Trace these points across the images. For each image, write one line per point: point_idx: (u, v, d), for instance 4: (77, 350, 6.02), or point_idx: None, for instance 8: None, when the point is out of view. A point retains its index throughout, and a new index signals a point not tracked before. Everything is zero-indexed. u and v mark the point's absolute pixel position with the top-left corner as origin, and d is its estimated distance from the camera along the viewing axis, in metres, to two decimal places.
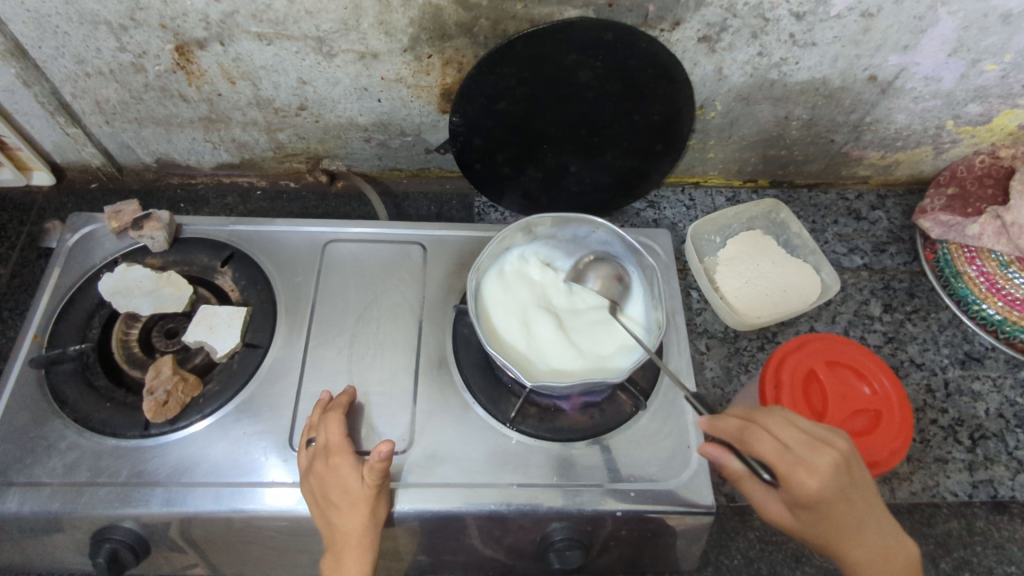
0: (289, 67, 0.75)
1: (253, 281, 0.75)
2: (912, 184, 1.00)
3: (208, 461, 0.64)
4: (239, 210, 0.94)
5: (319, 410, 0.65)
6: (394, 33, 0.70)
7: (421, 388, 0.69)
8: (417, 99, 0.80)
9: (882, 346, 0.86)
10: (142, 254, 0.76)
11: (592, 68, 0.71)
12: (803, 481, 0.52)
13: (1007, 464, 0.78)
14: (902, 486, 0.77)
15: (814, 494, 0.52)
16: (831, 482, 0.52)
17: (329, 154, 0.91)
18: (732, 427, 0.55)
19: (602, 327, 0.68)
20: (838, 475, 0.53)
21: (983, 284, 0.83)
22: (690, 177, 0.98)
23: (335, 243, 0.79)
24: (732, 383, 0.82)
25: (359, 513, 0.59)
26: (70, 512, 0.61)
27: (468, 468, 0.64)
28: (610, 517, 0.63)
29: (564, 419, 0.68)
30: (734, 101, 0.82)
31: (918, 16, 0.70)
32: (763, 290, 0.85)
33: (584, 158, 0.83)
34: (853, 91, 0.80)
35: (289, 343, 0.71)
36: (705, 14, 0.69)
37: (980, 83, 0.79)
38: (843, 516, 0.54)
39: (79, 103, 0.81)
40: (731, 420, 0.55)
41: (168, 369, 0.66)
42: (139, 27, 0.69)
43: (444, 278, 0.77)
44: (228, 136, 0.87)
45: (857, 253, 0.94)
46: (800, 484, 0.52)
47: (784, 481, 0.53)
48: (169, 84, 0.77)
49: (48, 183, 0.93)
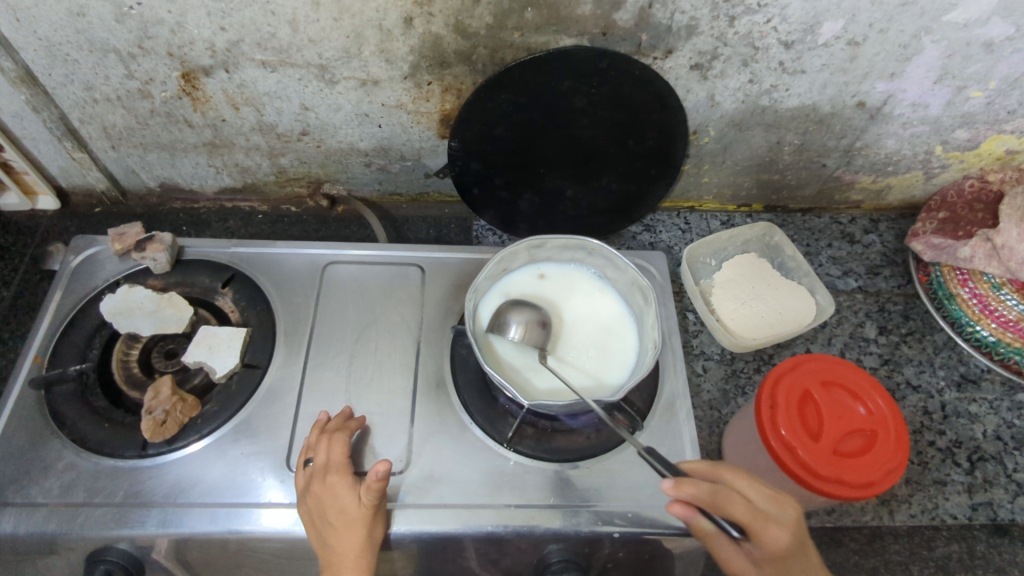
0: (292, 93, 0.77)
1: (253, 302, 0.75)
2: (904, 209, 1.01)
3: (205, 481, 0.64)
4: (241, 233, 0.95)
5: (317, 431, 0.65)
6: (395, 61, 0.72)
7: (419, 408, 0.69)
8: (417, 125, 0.82)
9: (878, 368, 0.86)
10: (144, 276, 0.77)
11: (587, 95, 0.73)
12: (772, 535, 0.55)
13: (1006, 487, 0.78)
14: (901, 509, 0.76)
15: (782, 548, 0.55)
16: (794, 538, 0.56)
17: (330, 178, 0.93)
18: (707, 491, 0.56)
19: (600, 333, 0.70)
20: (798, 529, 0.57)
21: (976, 305, 0.84)
22: (685, 202, 1.00)
23: (335, 265, 0.80)
24: (729, 406, 0.82)
25: (356, 534, 0.58)
26: (66, 533, 0.61)
27: (465, 489, 0.64)
28: (608, 539, 0.63)
29: (561, 439, 0.68)
30: (727, 127, 0.84)
31: (903, 44, 0.72)
32: (758, 311, 0.86)
33: (581, 183, 0.85)
34: (842, 117, 0.82)
35: (287, 364, 0.72)
36: (696, 43, 0.71)
37: (966, 110, 0.81)
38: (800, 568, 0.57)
39: (86, 128, 0.82)
40: (702, 484, 0.57)
41: (167, 390, 0.66)
42: (147, 55, 0.71)
43: (443, 299, 0.78)
44: (231, 162, 0.89)
45: (851, 276, 0.95)
46: (769, 539, 0.55)
47: (754, 538, 0.55)
48: (175, 110, 0.79)
49: (53, 208, 0.94)
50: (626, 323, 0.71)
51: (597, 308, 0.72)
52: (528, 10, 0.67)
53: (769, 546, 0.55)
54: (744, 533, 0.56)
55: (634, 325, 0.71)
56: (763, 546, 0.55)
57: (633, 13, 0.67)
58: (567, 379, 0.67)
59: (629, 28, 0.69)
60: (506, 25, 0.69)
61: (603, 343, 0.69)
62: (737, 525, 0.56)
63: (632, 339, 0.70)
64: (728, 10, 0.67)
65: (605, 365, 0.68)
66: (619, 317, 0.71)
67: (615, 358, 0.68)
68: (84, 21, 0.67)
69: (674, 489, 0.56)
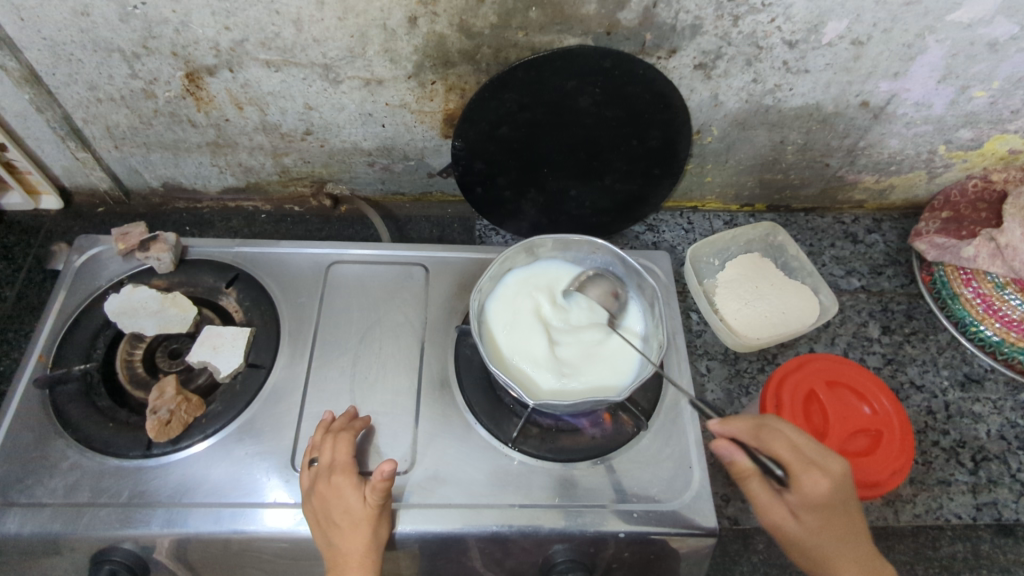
0: (296, 93, 0.77)
1: (257, 302, 0.75)
2: (907, 208, 1.01)
3: (210, 481, 0.64)
4: (244, 233, 0.95)
5: (322, 431, 0.65)
6: (399, 60, 0.72)
7: (423, 408, 0.69)
8: (420, 124, 0.82)
9: (882, 367, 0.86)
10: (147, 276, 0.77)
11: (592, 95, 0.73)
12: (812, 480, 0.56)
13: (1010, 486, 0.78)
14: (906, 509, 0.76)
15: (821, 496, 0.55)
16: (837, 491, 0.56)
17: (333, 178, 0.93)
18: (752, 425, 0.59)
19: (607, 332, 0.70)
20: (843, 484, 0.57)
21: (980, 306, 0.84)
22: (688, 201, 0.99)
23: (339, 265, 0.80)
24: (733, 406, 0.82)
25: (362, 533, 0.58)
26: (70, 534, 0.61)
27: (470, 489, 0.64)
28: (613, 539, 0.63)
29: (565, 439, 0.68)
30: (730, 126, 0.84)
31: (907, 44, 0.72)
32: (762, 311, 0.86)
33: (585, 182, 0.85)
34: (846, 117, 0.82)
35: (291, 364, 0.72)
36: (700, 43, 0.71)
37: (970, 109, 0.81)
38: (842, 526, 0.57)
39: (89, 128, 0.82)
40: (745, 421, 0.59)
41: (172, 389, 0.66)
42: (151, 55, 0.71)
43: (446, 298, 0.78)
44: (234, 161, 0.89)
45: (854, 276, 0.95)
46: (809, 485, 0.56)
47: (794, 480, 0.56)
48: (178, 110, 0.79)
49: (56, 208, 0.94)
50: (632, 320, 0.71)
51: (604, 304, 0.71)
52: (533, 9, 0.67)
53: (809, 493, 0.56)
54: (786, 474, 0.57)
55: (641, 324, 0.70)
56: (802, 491, 0.56)
57: (637, 12, 0.67)
58: (572, 378, 0.66)
59: (633, 27, 0.69)
60: (510, 24, 0.69)
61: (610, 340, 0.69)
62: (779, 464, 0.57)
63: (639, 336, 0.70)
64: (733, 10, 0.67)
65: (614, 362, 0.67)
66: (625, 314, 0.71)
67: (623, 354, 0.68)
68: (88, 21, 0.67)
69: (719, 424, 0.59)
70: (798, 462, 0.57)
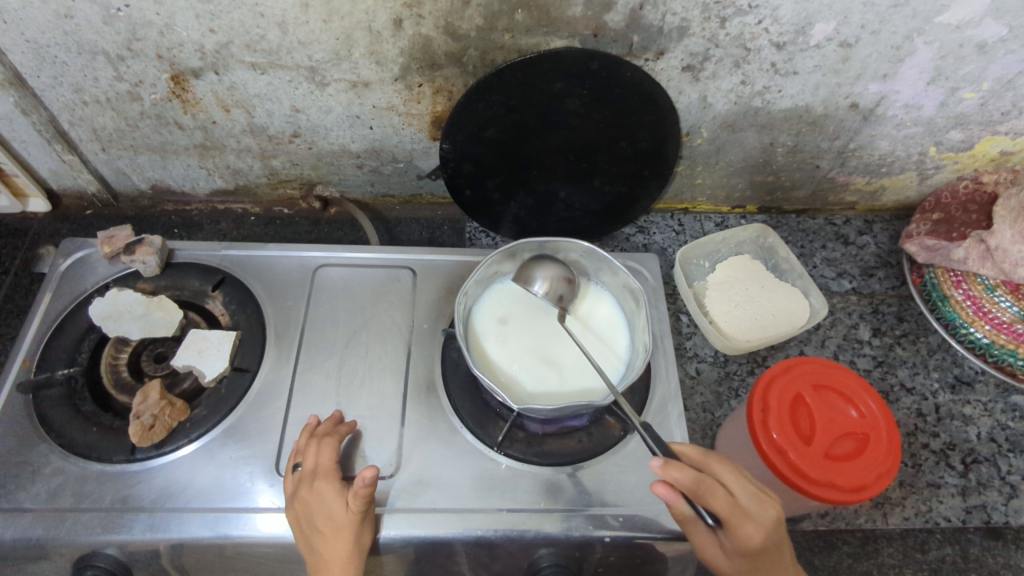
0: (283, 95, 0.76)
1: (243, 305, 0.75)
2: (898, 210, 1.01)
3: (195, 485, 0.63)
4: (233, 236, 0.94)
5: (306, 435, 0.65)
6: (385, 62, 0.72)
7: (409, 411, 0.69)
8: (408, 126, 0.82)
9: (872, 370, 0.86)
10: (133, 279, 0.77)
11: (579, 97, 0.73)
12: (747, 532, 0.55)
13: (1000, 489, 0.77)
14: (895, 512, 0.75)
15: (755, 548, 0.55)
16: (772, 535, 0.56)
17: (322, 180, 0.93)
18: (691, 478, 0.56)
19: (592, 335, 0.70)
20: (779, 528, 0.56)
21: (970, 308, 0.84)
22: (679, 204, 0.99)
23: (326, 268, 0.79)
24: (722, 408, 0.81)
25: (343, 539, 0.58)
26: (53, 539, 0.61)
27: (456, 493, 0.64)
28: (599, 543, 0.63)
29: (551, 443, 0.67)
30: (719, 128, 0.84)
31: (895, 46, 0.71)
32: (751, 314, 0.85)
33: (573, 184, 0.84)
34: (836, 119, 0.82)
35: (277, 368, 0.71)
36: (688, 44, 0.71)
37: (960, 111, 0.80)
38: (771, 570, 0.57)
39: (76, 130, 0.82)
40: (686, 470, 0.56)
41: (155, 394, 0.66)
42: (136, 57, 0.71)
43: (433, 302, 0.77)
44: (222, 164, 0.88)
45: (845, 277, 0.95)
46: (744, 536, 0.55)
47: (730, 530, 0.55)
48: (165, 112, 0.79)
49: (44, 210, 0.94)
50: (617, 325, 0.71)
51: (589, 308, 0.72)
52: (519, 11, 0.67)
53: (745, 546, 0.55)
54: (721, 522, 0.56)
55: (626, 326, 0.71)
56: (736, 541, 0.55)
57: (624, 14, 0.67)
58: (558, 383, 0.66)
59: (620, 29, 0.69)
60: (496, 26, 0.68)
61: (595, 343, 0.70)
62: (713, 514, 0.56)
63: (622, 341, 0.70)
64: (720, 12, 0.67)
65: (600, 365, 0.68)
66: (612, 321, 0.71)
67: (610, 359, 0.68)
68: (72, 23, 0.67)
69: (662, 469, 0.56)
70: (735, 513, 0.55)
